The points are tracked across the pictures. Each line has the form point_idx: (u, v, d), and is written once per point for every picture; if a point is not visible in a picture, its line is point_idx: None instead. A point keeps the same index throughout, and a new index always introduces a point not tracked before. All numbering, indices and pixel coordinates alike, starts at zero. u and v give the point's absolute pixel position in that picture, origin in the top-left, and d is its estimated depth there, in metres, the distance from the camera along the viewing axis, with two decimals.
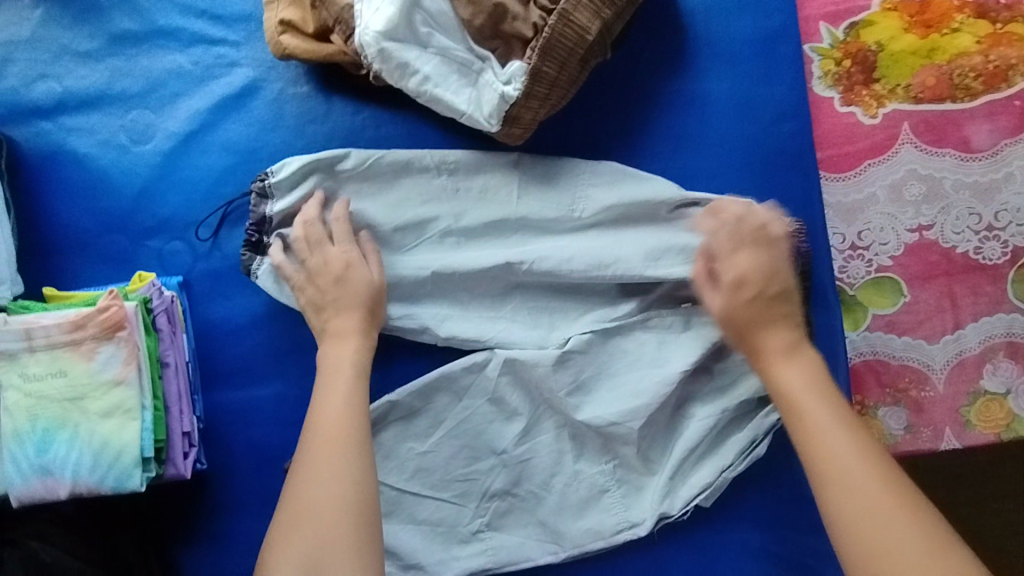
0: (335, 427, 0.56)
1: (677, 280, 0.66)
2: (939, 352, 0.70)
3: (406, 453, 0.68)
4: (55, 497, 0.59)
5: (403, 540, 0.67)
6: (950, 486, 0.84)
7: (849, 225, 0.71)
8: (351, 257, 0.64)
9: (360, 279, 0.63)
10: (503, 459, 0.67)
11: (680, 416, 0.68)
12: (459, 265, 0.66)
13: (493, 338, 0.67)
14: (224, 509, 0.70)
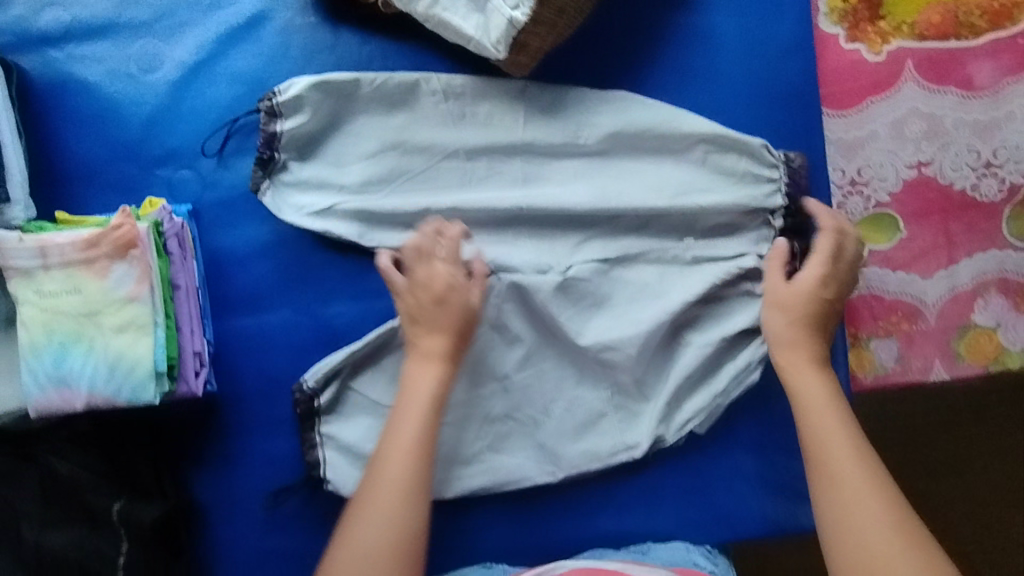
0: (407, 441, 0.61)
1: (682, 211, 0.68)
2: (932, 287, 0.72)
3: None
4: (72, 408, 0.62)
5: None
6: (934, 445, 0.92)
7: (849, 161, 0.71)
8: (456, 275, 0.65)
9: (457, 304, 0.64)
10: (505, 384, 0.70)
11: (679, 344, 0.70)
12: (468, 203, 0.69)
13: (494, 261, 0.69)
14: (234, 431, 0.72)
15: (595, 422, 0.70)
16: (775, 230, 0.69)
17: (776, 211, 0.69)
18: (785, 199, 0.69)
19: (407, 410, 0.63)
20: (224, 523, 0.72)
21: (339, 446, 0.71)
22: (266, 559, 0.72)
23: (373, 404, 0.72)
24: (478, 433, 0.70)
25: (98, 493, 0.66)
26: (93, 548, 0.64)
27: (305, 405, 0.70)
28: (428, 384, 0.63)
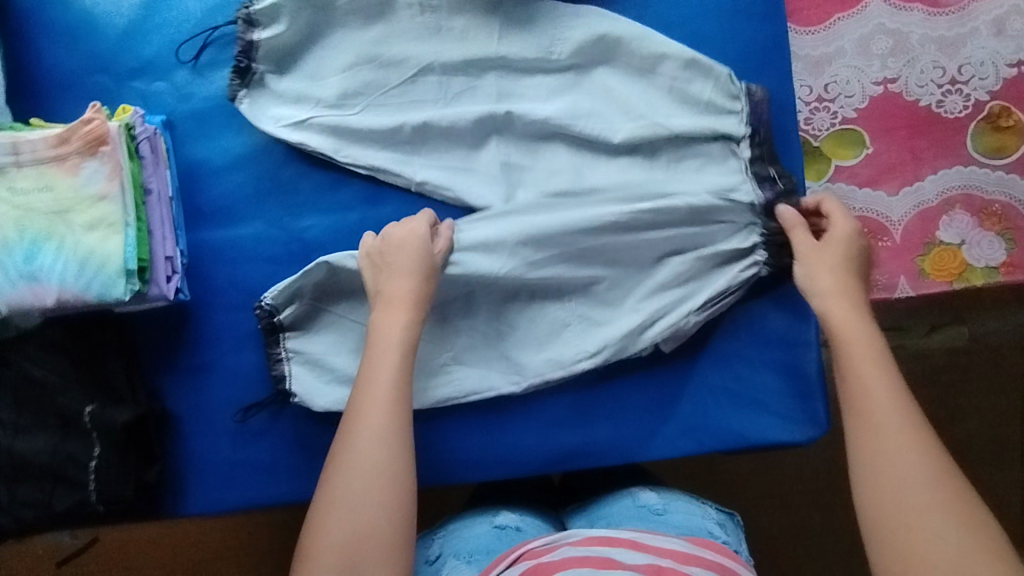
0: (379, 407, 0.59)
1: (648, 126, 0.70)
2: (897, 204, 0.73)
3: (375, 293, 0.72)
4: (42, 304, 0.62)
5: None
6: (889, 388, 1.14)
7: (817, 78, 0.73)
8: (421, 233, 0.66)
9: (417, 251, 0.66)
10: (470, 295, 0.71)
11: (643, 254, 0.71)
12: (442, 118, 0.71)
13: (462, 188, 0.72)
14: (207, 342, 0.73)
15: (562, 334, 0.72)
16: (744, 159, 0.70)
17: (741, 142, 0.71)
18: (749, 128, 0.70)
19: (383, 352, 0.62)
20: (198, 434, 0.74)
21: (304, 359, 0.72)
22: (239, 468, 0.74)
23: (341, 318, 0.73)
24: (446, 343, 0.72)
25: (71, 397, 0.68)
26: (66, 452, 0.68)
27: (267, 324, 0.71)
28: (400, 329, 0.63)
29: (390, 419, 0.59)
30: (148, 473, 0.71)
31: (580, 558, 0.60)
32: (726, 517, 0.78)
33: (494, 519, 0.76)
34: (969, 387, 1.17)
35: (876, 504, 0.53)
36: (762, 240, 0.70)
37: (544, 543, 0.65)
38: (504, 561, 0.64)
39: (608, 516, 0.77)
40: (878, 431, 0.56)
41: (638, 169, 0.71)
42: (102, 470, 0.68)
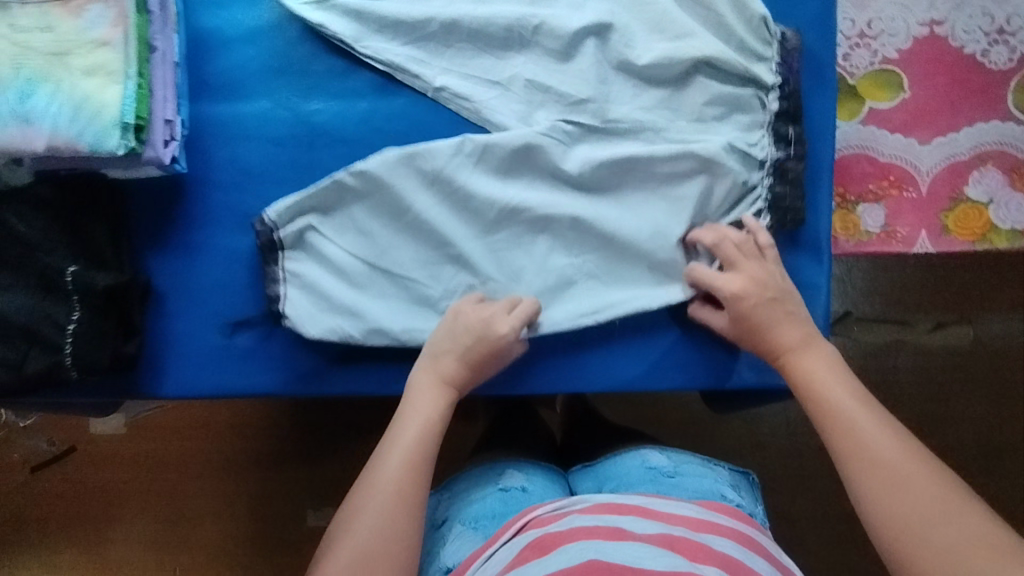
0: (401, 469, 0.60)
1: (682, 49, 0.67)
2: (927, 154, 0.70)
3: (378, 231, 0.69)
4: (31, 149, 0.60)
5: (372, 307, 0.69)
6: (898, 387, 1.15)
7: (860, 11, 0.70)
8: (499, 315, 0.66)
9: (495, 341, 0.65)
10: (478, 244, 0.69)
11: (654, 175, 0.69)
12: (470, 16, 0.68)
13: (482, 100, 0.69)
14: (199, 220, 0.71)
15: (563, 264, 0.69)
16: (770, 112, 0.68)
17: (769, 92, 0.68)
18: (778, 78, 0.68)
19: (410, 417, 0.63)
20: (181, 314, 0.72)
21: (302, 284, 0.69)
22: (221, 354, 0.72)
23: (343, 258, 0.69)
24: (446, 281, 0.69)
25: (54, 256, 0.66)
26: (43, 312, 0.65)
27: (268, 240, 0.68)
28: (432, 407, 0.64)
29: (411, 484, 0.60)
30: (128, 345, 0.69)
31: (588, 528, 0.59)
32: (740, 478, 0.76)
33: (499, 481, 0.75)
34: (968, 390, 1.15)
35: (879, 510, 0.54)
36: (767, 203, 0.68)
37: (551, 510, 0.65)
38: (510, 529, 0.63)
39: (617, 478, 0.76)
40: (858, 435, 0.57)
41: (662, 111, 0.69)
42: (81, 334, 0.65)
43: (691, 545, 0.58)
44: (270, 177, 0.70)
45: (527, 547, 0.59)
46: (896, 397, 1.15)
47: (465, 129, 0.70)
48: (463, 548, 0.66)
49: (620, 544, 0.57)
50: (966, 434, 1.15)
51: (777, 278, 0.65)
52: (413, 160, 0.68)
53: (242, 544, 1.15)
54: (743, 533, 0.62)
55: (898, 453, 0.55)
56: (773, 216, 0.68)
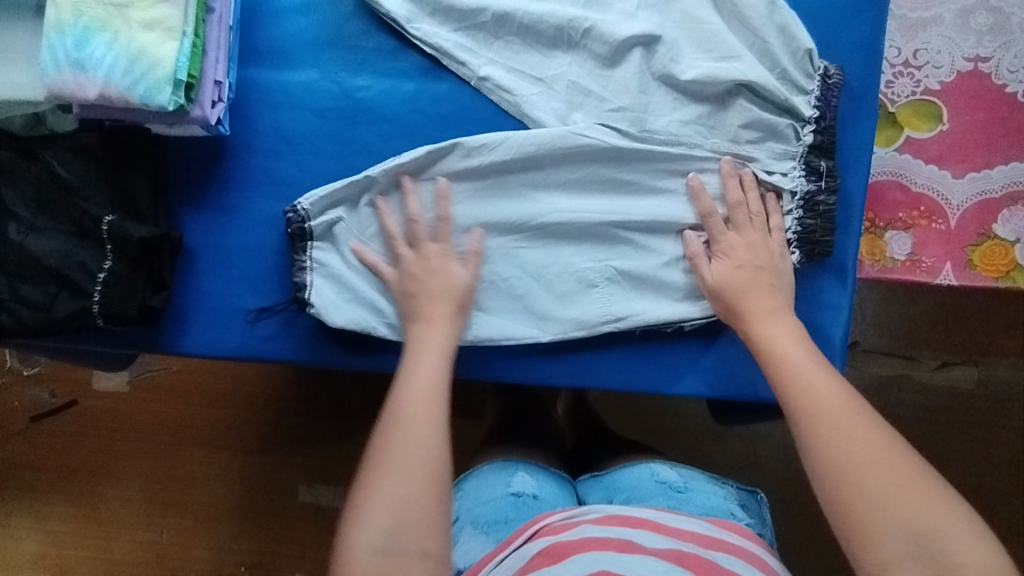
0: (420, 398, 0.60)
1: (726, 69, 0.65)
2: (960, 188, 0.71)
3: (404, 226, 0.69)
4: (83, 96, 0.61)
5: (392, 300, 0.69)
6: (901, 421, 1.15)
7: (908, 40, 0.71)
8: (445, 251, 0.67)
9: (456, 277, 0.66)
10: (499, 246, 0.69)
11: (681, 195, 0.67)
12: (521, 8, 0.68)
13: (523, 96, 0.69)
14: (235, 183, 0.72)
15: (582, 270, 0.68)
16: (804, 145, 0.66)
17: (807, 124, 0.66)
18: (816, 111, 0.65)
19: (422, 351, 0.63)
20: (208, 273, 0.72)
21: (327, 274, 0.69)
22: (244, 317, 0.72)
23: (369, 248, 0.70)
24: None
25: (92, 203, 0.67)
26: (76, 258, 0.67)
27: (297, 229, 0.69)
28: (440, 343, 0.64)
29: (430, 413, 0.59)
30: (155, 298, 0.70)
31: (599, 541, 0.61)
32: (748, 496, 0.77)
33: (511, 486, 0.76)
34: (968, 432, 1.15)
35: (832, 491, 0.52)
36: (796, 236, 0.66)
37: (563, 519, 0.66)
38: (521, 535, 0.65)
39: (628, 489, 0.77)
40: (815, 412, 0.55)
41: (698, 128, 0.67)
42: (111, 283, 0.66)
43: (700, 561, 0.59)
44: (310, 147, 0.71)
45: (539, 553, 0.61)
46: (897, 431, 1.15)
47: (503, 122, 0.70)
48: (472, 552, 0.68)
49: (630, 557, 0.58)
50: (962, 477, 1.14)
51: (774, 254, 0.64)
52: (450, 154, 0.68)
53: (231, 513, 1.15)
54: (749, 550, 0.63)
55: (860, 430, 0.53)
56: (802, 250, 0.66)
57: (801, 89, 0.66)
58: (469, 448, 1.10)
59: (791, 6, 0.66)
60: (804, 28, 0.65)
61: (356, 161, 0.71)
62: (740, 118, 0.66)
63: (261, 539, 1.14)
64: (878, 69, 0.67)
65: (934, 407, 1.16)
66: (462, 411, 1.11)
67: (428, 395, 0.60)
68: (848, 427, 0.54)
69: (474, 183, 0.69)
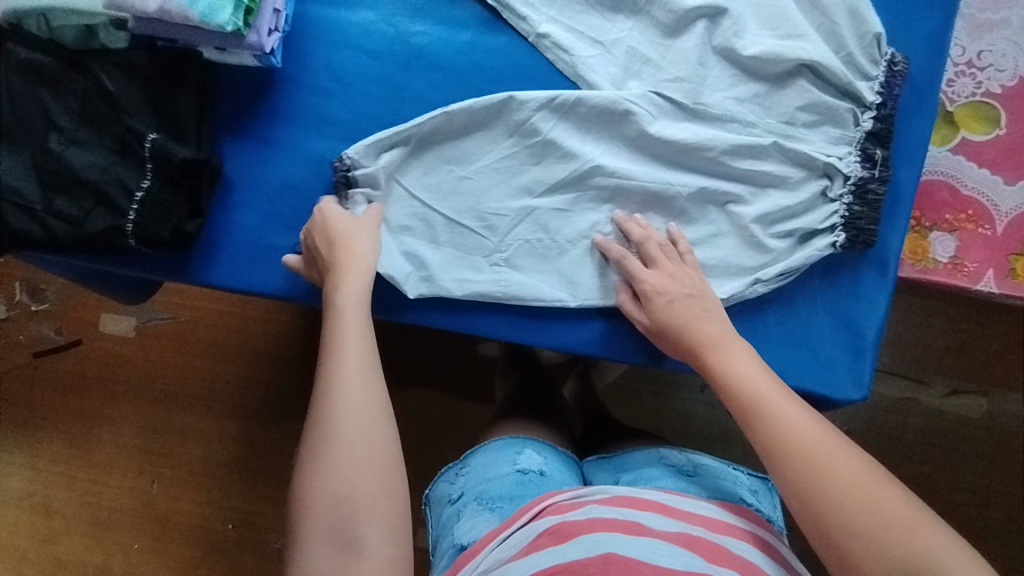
0: (355, 364, 0.57)
1: (789, 47, 0.64)
2: (1010, 195, 0.70)
3: (444, 174, 0.69)
4: (144, 8, 0.61)
5: (421, 250, 0.68)
6: (906, 445, 1.14)
7: (973, 40, 0.70)
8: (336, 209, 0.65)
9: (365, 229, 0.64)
10: (535, 204, 0.68)
11: (729, 169, 0.66)
12: None
13: (581, 57, 0.68)
14: (280, 117, 0.71)
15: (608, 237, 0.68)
16: (862, 131, 0.65)
17: (866, 111, 0.65)
18: (878, 98, 0.64)
19: (348, 316, 0.60)
20: (243, 206, 0.72)
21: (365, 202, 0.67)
22: (273, 253, 0.72)
23: (405, 194, 0.68)
24: (500, 239, 0.68)
25: (138, 120, 0.66)
26: (116, 174, 0.66)
27: (342, 177, 0.68)
28: (355, 296, 0.61)
29: (364, 392, 0.56)
30: (189, 224, 0.69)
31: (606, 521, 0.59)
32: (759, 482, 0.75)
33: (517, 463, 0.74)
34: (971, 461, 1.14)
35: (799, 488, 0.51)
36: (842, 221, 0.65)
37: (569, 499, 0.64)
38: (528, 513, 0.63)
39: (636, 471, 0.76)
40: (769, 412, 0.54)
41: (754, 106, 0.67)
42: (147, 202, 0.66)
43: (710, 546, 0.58)
44: (360, 88, 0.71)
45: (545, 533, 0.59)
46: (902, 454, 1.14)
47: (557, 82, 0.69)
48: (476, 528, 0.66)
49: (639, 540, 0.57)
50: (960, 504, 1.13)
51: (700, 281, 0.64)
52: (488, 102, 0.67)
53: (223, 468, 1.14)
54: (761, 540, 0.62)
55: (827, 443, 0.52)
56: (846, 235, 0.65)
57: (864, 76, 0.65)
58: (470, 426, 1.10)
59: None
60: (873, 13, 0.65)
61: (404, 107, 0.70)
62: (799, 100, 0.66)
63: (251, 496, 1.13)
64: (943, 63, 0.66)
65: (941, 434, 1.15)
66: (467, 388, 1.11)
67: (364, 375, 0.56)
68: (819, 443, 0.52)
69: (522, 137, 0.68)
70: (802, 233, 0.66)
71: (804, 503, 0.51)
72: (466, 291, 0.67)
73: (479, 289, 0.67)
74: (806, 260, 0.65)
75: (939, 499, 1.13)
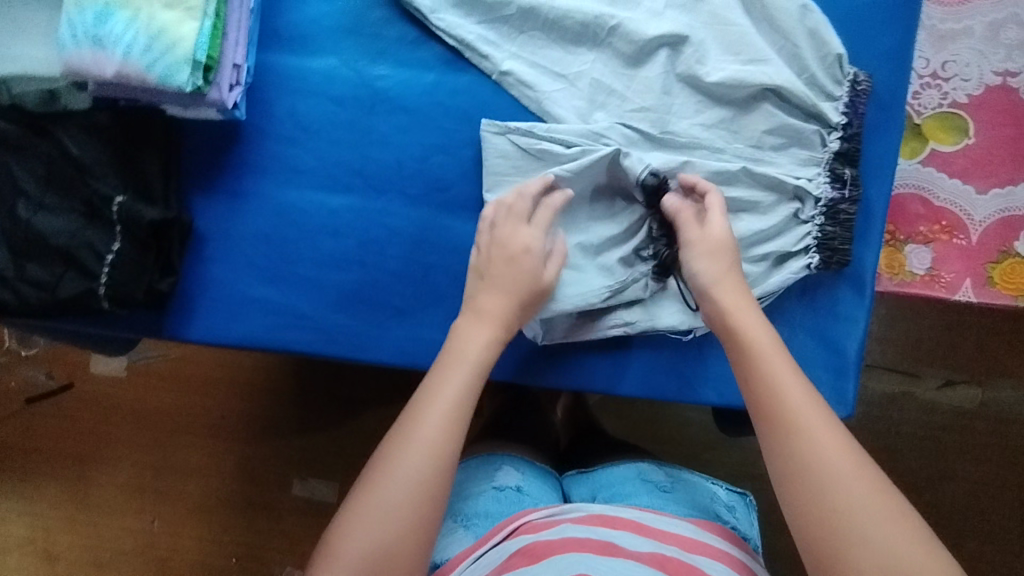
0: (436, 427, 0.54)
1: (752, 72, 0.64)
2: (983, 204, 0.70)
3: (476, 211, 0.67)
4: (100, 73, 0.60)
5: None
6: (905, 439, 1.14)
7: (937, 52, 0.70)
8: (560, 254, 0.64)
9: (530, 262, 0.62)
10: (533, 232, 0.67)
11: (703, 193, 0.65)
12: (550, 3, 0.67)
13: (545, 92, 0.68)
14: (247, 168, 0.71)
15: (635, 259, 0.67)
16: (829, 151, 0.65)
17: (832, 131, 0.65)
18: (844, 117, 0.64)
19: (453, 371, 0.57)
20: (217, 258, 0.71)
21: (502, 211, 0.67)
22: (249, 303, 0.71)
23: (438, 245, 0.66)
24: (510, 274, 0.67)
25: (105, 183, 0.66)
26: (85, 238, 0.65)
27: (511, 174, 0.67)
28: (471, 362, 0.58)
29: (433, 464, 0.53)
30: (162, 282, 0.68)
31: (580, 540, 0.59)
32: (738, 498, 0.75)
33: (494, 479, 0.74)
34: (969, 452, 1.13)
35: (801, 510, 0.49)
36: (815, 242, 0.65)
37: (544, 517, 0.64)
38: (501, 532, 0.64)
39: (613, 487, 0.76)
40: (802, 431, 0.50)
41: (720, 132, 0.67)
42: (119, 265, 0.65)
43: (682, 566, 0.58)
44: (326, 135, 0.70)
45: (517, 552, 0.59)
46: (900, 449, 1.13)
47: (522, 117, 0.69)
48: (449, 547, 0.66)
49: (612, 560, 0.56)
50: (962, 497, 1.12)
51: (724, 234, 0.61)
52: (487, 143, 0.67)
53: (222, 504, 1.13)
54: (733, 558, 0.62)
55: (835, 443, 0.50)
56: (820, 256, 0.65)
57: (828, 96, 0.65)
58: None
59: (822, 11, 0.65)
60: (834, 33, 0.64)
61: (372, 152, 0.70)
62: (764, 124, 0.66)
63: (252, 531, 1.12)
64: (906, 79, 0.66)
65: (939, 427, 1.14)
66: None
67: (439, 444, 0.54)
68: (821, 434, 0.50)
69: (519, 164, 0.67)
70: (778, 254, 0.66)
71: (803, 526, 0.49)
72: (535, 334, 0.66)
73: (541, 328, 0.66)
74: (782, 283, 0.65)
75: (941, 493, 1.12)
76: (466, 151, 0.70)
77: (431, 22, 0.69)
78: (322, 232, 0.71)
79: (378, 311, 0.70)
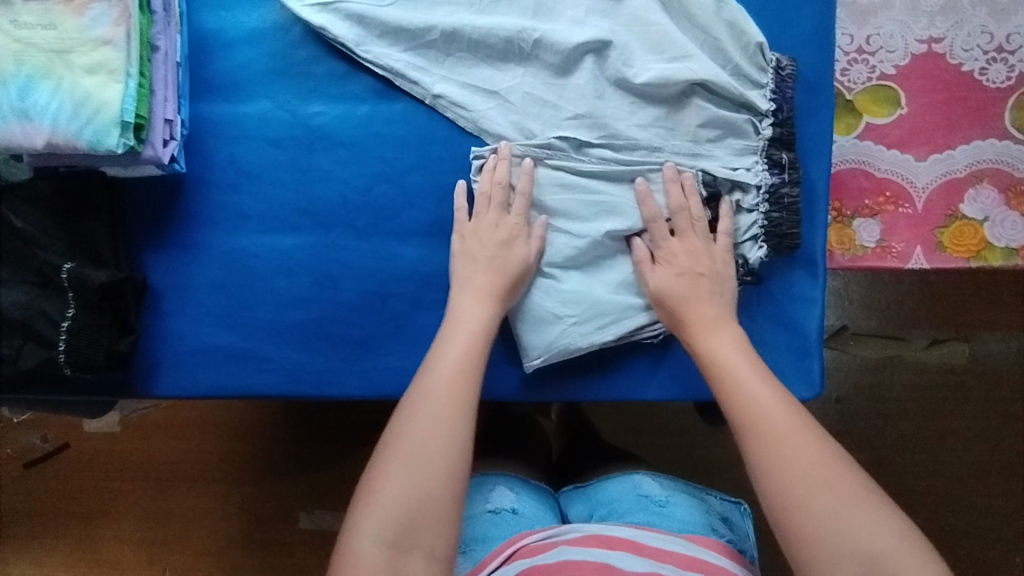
0: (450, 382, 0.57)
1: (677, 70, 0.65)
2: (924, 170, 0.70)
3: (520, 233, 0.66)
4: (31, 145, 0.60)
5: None
6: (900, 403, 1.13)
7: (860, 27, 0.71)
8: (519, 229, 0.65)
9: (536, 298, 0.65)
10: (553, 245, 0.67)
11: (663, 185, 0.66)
12: (473, 23, 0.67)
13: (479, 110, 0.68)
14: (196, 220, 0.71)
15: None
16: (763, 138, 0.66)
17: (763, 118, 0.66)
18: (772, 104, 0.65)
19: (459, 332, 0.61)
20: (177, 312, 0.72)
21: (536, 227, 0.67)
22: (214, 353, 0.71)
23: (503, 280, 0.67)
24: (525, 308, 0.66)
25: (51, 251, 0.65)
26: (38, 307, 0.64)
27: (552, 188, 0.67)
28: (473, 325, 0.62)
29: (459, 410, 0.56)
30: (122, 342, 0.68)
31: (577, 562, 0.59)
32: (731, 507, 0.77)
33: (489, 502, 0.74)
34: (962, 409, 1.13)
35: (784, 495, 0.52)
36: (762, 229, 0.65)
37: (541, 539, 0.64)
38: (498, 556, 0.64)
39: (609, 504, 0.76)
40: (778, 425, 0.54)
41: (656, 130, 0.67)
42: (76, 331, 0.64)
43: None
44: (269, 178, 0.71)
45: None
46: (894, 414, 1.13)
47: (460, 138, 0.69)
48: None
49: None
50: (962, 455, 1.12)
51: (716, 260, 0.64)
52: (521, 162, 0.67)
53: (231, 545, 1.13)
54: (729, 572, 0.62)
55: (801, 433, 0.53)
56: (769, 243, 0.65)
57: (756, 84, 0.66)
58: None
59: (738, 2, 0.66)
60: (752, 22, 0.65)
61: (316, 190, 0.71)
62: (698, 119, 0.66)
63: (262, 567, 1.12)
64: (830, 59, 0.67)
65: (929, 388, 1.13)
66: None
67: (455, 393, 0.57)
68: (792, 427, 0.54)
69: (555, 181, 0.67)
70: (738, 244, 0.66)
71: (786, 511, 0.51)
72: (542, 357, 0.66)
73: (562, 341, 0.66)
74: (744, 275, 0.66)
75: (941, 453, 1.12)
76: (409, 178, 0.70)
77: (358, 54, 0.69)
78: (275, 274, 0.71)
79: (341, 347, 0.70)
